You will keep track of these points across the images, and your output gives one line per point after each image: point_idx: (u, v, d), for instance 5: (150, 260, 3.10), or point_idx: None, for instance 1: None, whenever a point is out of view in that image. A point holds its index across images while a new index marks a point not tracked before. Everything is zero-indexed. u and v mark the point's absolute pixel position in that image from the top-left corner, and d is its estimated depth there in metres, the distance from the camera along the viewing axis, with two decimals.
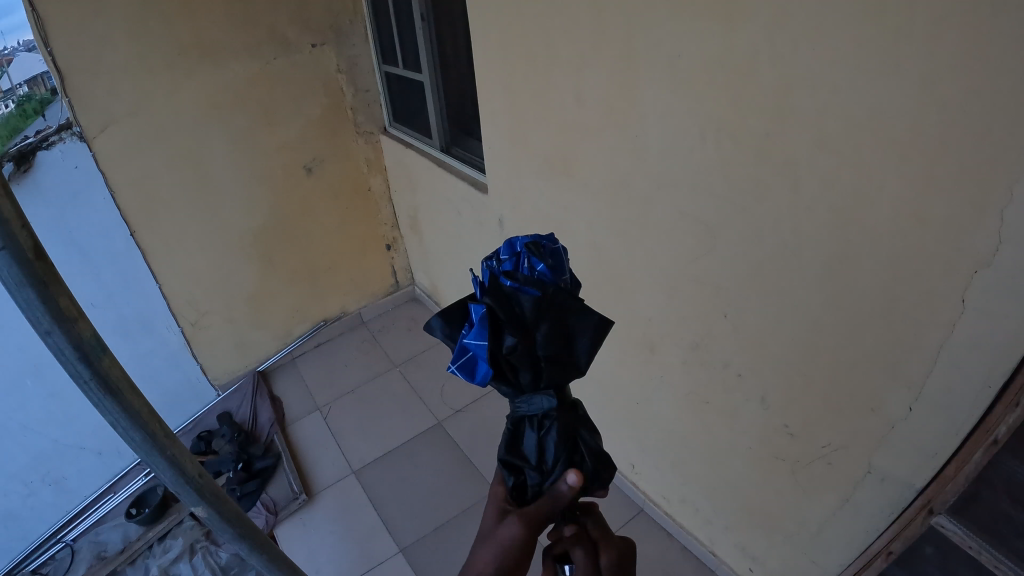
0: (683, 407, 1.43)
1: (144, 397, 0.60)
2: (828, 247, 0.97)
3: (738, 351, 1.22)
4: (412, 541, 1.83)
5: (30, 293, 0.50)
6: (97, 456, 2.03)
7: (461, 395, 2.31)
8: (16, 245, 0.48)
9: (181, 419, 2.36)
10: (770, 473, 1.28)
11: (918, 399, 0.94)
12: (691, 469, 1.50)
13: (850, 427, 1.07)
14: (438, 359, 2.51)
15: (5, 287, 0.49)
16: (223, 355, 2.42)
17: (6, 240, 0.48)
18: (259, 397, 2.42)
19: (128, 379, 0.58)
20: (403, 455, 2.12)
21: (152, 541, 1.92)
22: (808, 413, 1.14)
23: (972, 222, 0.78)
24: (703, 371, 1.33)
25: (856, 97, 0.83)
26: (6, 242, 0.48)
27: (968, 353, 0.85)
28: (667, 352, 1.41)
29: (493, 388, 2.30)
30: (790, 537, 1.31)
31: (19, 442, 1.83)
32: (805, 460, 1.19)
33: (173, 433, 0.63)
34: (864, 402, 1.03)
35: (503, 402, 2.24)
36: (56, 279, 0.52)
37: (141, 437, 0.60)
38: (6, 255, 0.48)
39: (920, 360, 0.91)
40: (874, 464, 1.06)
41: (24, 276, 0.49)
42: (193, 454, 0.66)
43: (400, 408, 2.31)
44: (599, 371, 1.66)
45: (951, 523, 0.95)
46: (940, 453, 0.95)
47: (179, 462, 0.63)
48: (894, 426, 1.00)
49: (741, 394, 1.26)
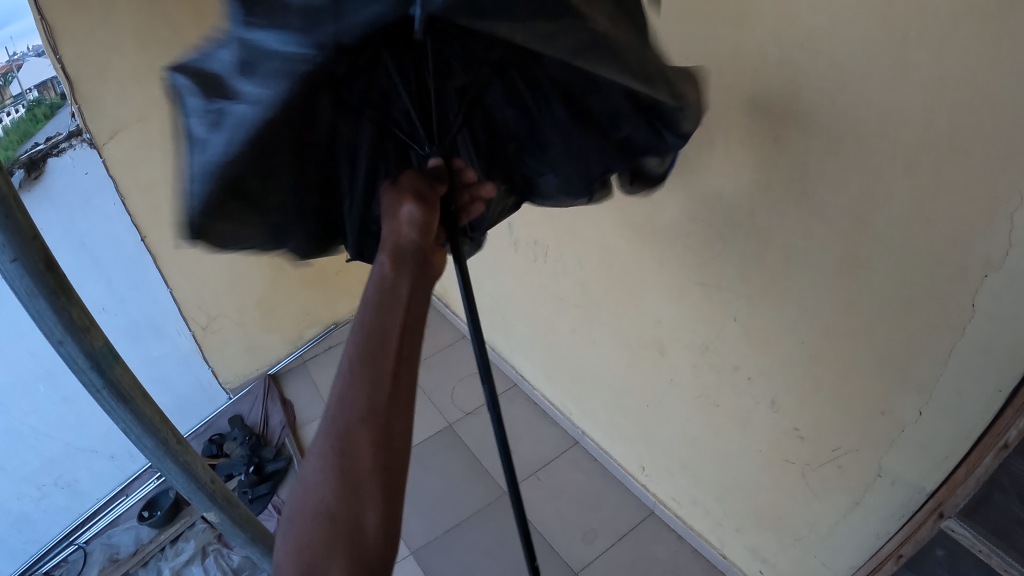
0: (690, 409, 1.43)
1: (153, 407, 0.75)
2: (837, 250, 0.97)
3: (748, 355, 1.23)
4: (423, 543, 1.74)
5: (41, 302, 0.62)
6: (109, 460, 2.02)
7: (474, 393, 2.16)
8: (31, 258, 0.60)
9: (193, 422, 2.37)
10: (781, 475, 1.28)
11: (929, 403, 0.95)
12: (701, 470, 1.50)
13: (860, 430, 1.08)
14: (451, 360, 2.32)
15: (21, 298, 0.62)
16: (234, 358, 2.42)
17: (17, 253, 0.59)
18: (271, 400, 2.44)
19: (139, 389, 0.73)
20: (417, 455, 1.98)
21: (164, 544, 1.93)
22: (818, 416, 1.14)
23: (978, 222, 0.78)
24: (713, 375, 1.32)
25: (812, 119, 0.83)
26: (20, 258, 0.60)
27: (979, 355, 0.86)
28: (676, 355, 1.40)
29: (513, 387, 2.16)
30: (800, 539, 1.31)
31: (33, 446, 1.81)
32: (815, 463, 1.19)
33: (184, 443, 0.78)
34: (874, 405, 1.04)
35: (520, 402, 2.11)
36: (68, 294, 0.65)
37: (153, 443, 0.75)
38: (20, 269, 0.60)
39: (932, 362, 0.92)
40: (885, 467, 1.06)
41: (38, 287, 0.62)
42: (204, 463, 0.81)
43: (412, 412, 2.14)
44: (609, 375, 1.67)
45: (961, 527, 0.95)
46: (951, 456, 0.95)
47: (190, 467, 0.79)
48: (905, 429, 1.00)
49: (751, 397, 1.26)
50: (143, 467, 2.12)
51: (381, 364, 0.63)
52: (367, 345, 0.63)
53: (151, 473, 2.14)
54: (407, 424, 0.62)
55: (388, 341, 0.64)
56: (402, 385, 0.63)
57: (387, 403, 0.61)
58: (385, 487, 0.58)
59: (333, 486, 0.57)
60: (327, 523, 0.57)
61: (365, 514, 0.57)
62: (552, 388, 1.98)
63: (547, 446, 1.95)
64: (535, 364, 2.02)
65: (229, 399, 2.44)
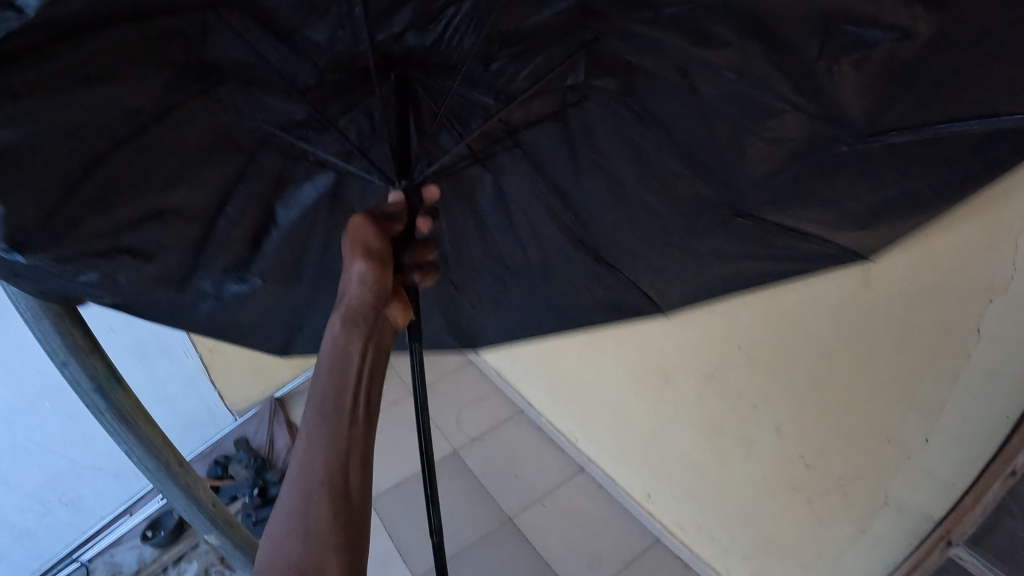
0: (696, 436, 1.43)
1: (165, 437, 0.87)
2: (841, 276, 0.98)
3: (753, 382, 1.23)
4: (425, 568, 1.73)
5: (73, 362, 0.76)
6: (115, 478, 2.01)
7: (480, 418, 2.16)
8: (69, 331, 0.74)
9: (199, 443, 2.34)
10: (787, 503, 1.27)
11: (936, 429, 0.96)
12: (706, 497, 1.49)
13: (866, 458, 1.08)
14: (458, 385, 2.31)
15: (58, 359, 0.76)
16: (241, 381, 2.40)
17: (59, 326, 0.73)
18: (276, 423, 2.43)
19: (150, 420, 0.86)
20: (422, 481, 1.98)
21: (166, 564, 1.95)
22: (823, 443, 1.14)
23: (977, 244, 0.80)
24: (717, 402, 1.33)
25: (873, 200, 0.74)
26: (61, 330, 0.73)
27: (986, 381, 0.86)
28: (681, 382, 1.40)
29: (518, 412, 2.15)
30: (807, 568, 1.30)
31: (37, 462, 1.80)
32: (821, 491, 1.18)
33: (187, 468, 0.91)
34: (880, 432, 1.04)
35: (526, 427, 2.10)
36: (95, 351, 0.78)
37: (162, 468, 0.87)
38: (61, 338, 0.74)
39: (939, 388, 0.93)
40: (891, 495, 1.06)
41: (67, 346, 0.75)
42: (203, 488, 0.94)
43: (417, 436, 2.13)
44: (614, 401, 1.67)
45: (970, 554, 0.94)
46: (958, 483, 0.95)
47: (190, 489, 0.91)
48: (913, 456, 1.00)
49: (756, 424, 1.26)
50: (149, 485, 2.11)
51: (335, 424, 0.60)
52: (321, 405, 0.60)
53: (157, 493, 2.12)
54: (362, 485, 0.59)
55: (342, 399, 0.61)
56: (357, 448, 0.60)
57: (340, 469, 0.58)
58: (348, 567, 0.56)
59: (290, 564, 0.55)
60: None
61: None
62: (558, 414, 1.98)
63: (553, 471, 1.94)
64: (542, 390, 2.02)
65: (235, 422, 2.41)
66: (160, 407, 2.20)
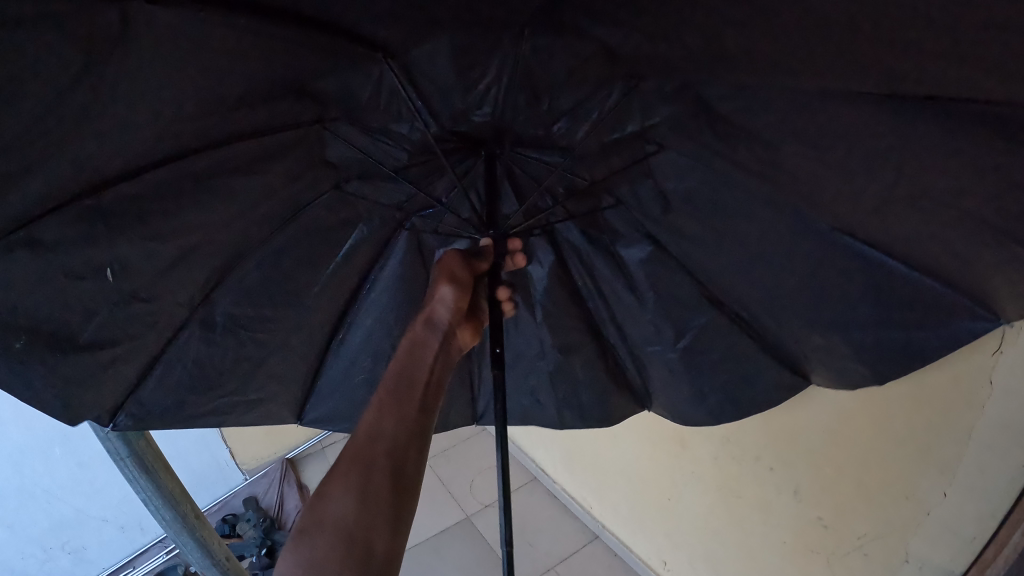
0: (713, 500, 1.44)
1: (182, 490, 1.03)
2: None
3: (769, 443, 1.27)
4: None
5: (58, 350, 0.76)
6: (119, 530, 1.97)
7: (493, 485, 2.15)
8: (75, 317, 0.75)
9: (206, 501, 2.30)
10: (806, 568, 1.28)
11: (952, 482, 0.99)
12: (724, 565, 1.49)
13: (885, 515, 1.11)
14: (471, 452, 2.31)
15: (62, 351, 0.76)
16: (255, 440, 2.37)
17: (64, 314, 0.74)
18: (287, 484, 2.40)
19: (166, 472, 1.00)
20: (433, 546, 1.95)
21: None
22: (841, 503, 1.17)
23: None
24: (734, 464, 1.35)
25: (902, 335, 0.81)
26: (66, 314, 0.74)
27: (1000, 431, 0.91)
28: (697, 446, 1.43)
29: (532, 480, 2.15)
30: None
31: (43, 508, 1.77)
32: (841, 552, 1.20)
33: (201, 522, 1.08)
34: (898, 489, 1.08)
35: (540, 495, 2.09)
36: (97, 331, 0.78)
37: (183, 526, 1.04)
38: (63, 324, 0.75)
39: (955, 440, 0.97)
40: (912, 552, 1.08)
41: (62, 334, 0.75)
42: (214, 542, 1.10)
43: (429, 501, 2.11)
44: (630, 469, 1.68)
45: None
46: (978, 536, 0.98)
47: (206, 543, 1.08)
48: (931, 511, 1.03)
49: (773, 487, 1.29)
50: (154, 540, 2.07)
51: (406, 404, 0.76)
52: (395, 389, 0.76)
53: (161, 548, 2.07)
54: (418, 464, 0.72)
55: (413, 388, 0.77)
56: (420, 429, 0.75)
57: (406, 440, 0.72)
58: (397, 519, 0.67)
59: (352, 505, 0.67)
60: (343, 540, 0.65)
61: (375, 530, 0.66)
62: (573, 480, 1.97)
63: (568, 539, 1.92)
64: (556, 458, 2.03)
65: (244, 482, 2.38)
66: (171, 461, 2.17)
